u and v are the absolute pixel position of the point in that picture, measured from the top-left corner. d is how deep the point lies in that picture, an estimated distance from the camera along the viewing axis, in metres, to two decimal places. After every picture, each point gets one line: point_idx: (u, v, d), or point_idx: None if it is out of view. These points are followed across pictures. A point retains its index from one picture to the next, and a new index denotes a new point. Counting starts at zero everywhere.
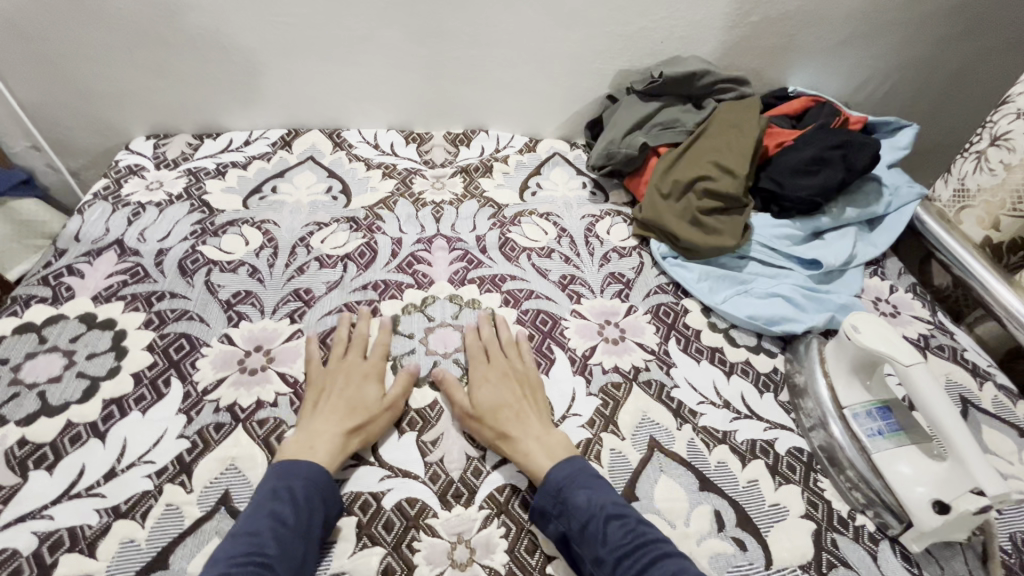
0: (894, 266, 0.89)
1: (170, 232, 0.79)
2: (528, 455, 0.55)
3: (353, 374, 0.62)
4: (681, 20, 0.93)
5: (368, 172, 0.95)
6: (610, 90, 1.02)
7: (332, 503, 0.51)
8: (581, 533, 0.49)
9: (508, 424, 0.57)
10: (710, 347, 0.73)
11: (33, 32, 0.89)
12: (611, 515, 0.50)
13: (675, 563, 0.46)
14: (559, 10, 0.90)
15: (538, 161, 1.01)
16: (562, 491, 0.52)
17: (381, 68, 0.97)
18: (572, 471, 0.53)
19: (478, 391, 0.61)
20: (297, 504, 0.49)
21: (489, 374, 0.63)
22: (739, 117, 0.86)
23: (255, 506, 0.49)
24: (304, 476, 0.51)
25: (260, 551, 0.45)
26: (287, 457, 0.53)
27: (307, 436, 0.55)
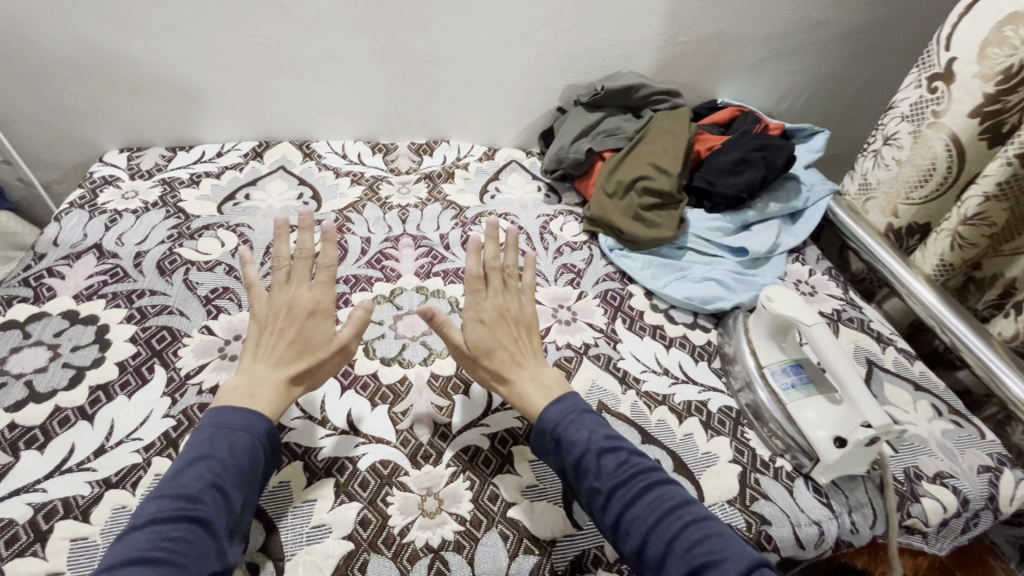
0: (813, 253, 1.01)
1: (147, 236, 0.83)
2: (524, 397, 0.61)
3: (300, 310, 0.63)
4: (619, 41, 1.04)
5: (337, 180, 1.02)
6: (560, 103, 1.12)
7: (269, 453, 0.55)
8: (579, 468, 0.55)
9: (507, 367, 0.63)
10: (652, 324, 0.82)
11: (7, 51, 0.93)
12: (604, 450, 0.55)
13: (664, 490, 0.53)
14: (509, 31, 1.00)
15: (496, 168, 1.10)
16: (557, 430, 0.57)
17: (347, 83, 1.04)
18: (564, 410, 0.59)
19: (476, 333, 0.64)
20: (234, 452, 0.52)
21: (484, 315, 0.66)
22: (671, 128, 0.98)
23: (181, 463, 0.50)
24: (243, 430, 0.54)
25: (191, 505, 0.47)
26: (225, 404, 0.56)
27: (248, 386, 0.58)
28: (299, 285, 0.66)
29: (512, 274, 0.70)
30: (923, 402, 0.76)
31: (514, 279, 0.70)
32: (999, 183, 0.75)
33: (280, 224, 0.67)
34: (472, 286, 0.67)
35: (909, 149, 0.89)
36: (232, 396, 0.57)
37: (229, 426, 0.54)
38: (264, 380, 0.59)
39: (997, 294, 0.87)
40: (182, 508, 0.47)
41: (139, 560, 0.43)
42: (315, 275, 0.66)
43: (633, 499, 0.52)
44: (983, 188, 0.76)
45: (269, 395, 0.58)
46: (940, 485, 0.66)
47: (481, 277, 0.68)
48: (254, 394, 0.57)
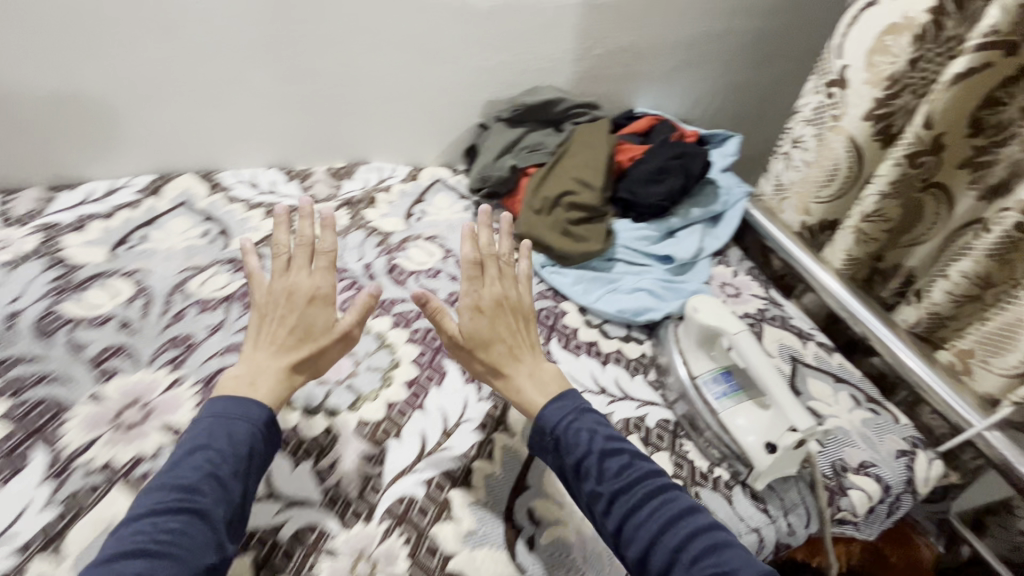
0: (735, 255, 1.05)
1: (23, 293, 0.74)
2: (521, 394, 0.62)
3: (300, 298, 0.63)
4: (535, 55, 1.04)
5: (248, 212, 0.94)
6: (481, 119, 1.10)
7: (268, 442, 0.56)
8: (580, 470, 0.55)
9: (504, 362, 0.63)
10: (587, 342, 0.81)
11: None
12: (607, 453, 0.56)
13: (668, 495, 0.53)
14: (422, 48, 0.97)
15: (421, 189, 1.06)
16: (557, 431, 0.58)
17: (252, 108, 0.97)
18: (564, 410, 0.59)
19: (472, 325, 0.64)
20: (232, 441, 0.52)
21: (479, 304, 0.65)
22: (593, 140, 0.99)
23: (179, 453, 0.51)
24: (245, 418, 0.54)
25: (190, 496, 0.48)
26: (227, 392, 0.56)
27: (249, 374, 0.58)
28: (299, 272, 0.66)
29: (511, 259, 0.71)
30: (843, 393, 0.80)
31: (510, 269, 0.70)
32: (891, 182, 0.79)
33: (279, 215, 0.66)
34: (470, 273, 0.66)
35: (815, 151, 0.95)
36: (231, 386, 0.57)
37: (229, 414, 0.54)
38: (265, 369, 0.59)
39: (899, 283, 0.93)
40: (180, 498, 0.47)
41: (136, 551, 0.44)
42: (314, 263, 0.67)
43: (637, 505, 0.52)
44: (878, 187, 0.81)
45: (271, 384, 0.58)
46: (864, 475, 0.69)
47: (478, 266, 0.67)
48: (255, 382, 0.58)
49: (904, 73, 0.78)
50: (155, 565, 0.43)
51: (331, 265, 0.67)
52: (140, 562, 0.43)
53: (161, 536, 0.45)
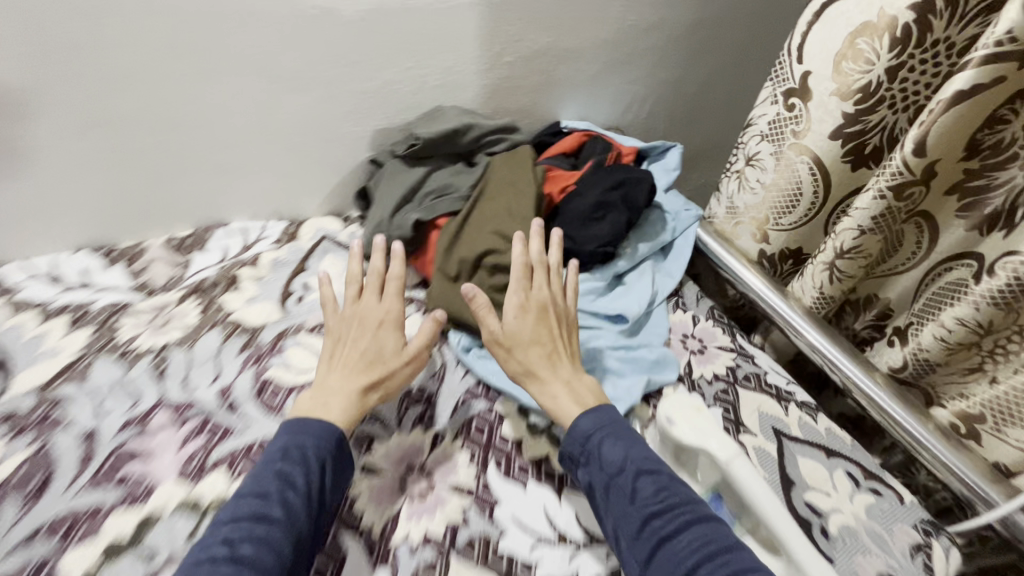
0: (692, 293, 0.89)
1: None
2: (556, 399, 0.63)
3: (372, 320, 0.65)
4: (430, 69, 0.81)
5: (44, 325, 0.67)
6: (373, 152, 0.87)
7: (338, 463, 0.55)
8: (614, 489, 0.54)
9: (541, 366, 0.64)
10: (534, 460, 0.63)
11: None
12: (643, 472, 0.54)
13: (708, 530, 0.50)
14: (274, 73, 0.73)
15: (301, 255, 0.82)
16: (593, 441, 0.58)
17: (34, 174, 0.69)
18: (602, 420, 0.59)
19: (513, 328, 0.66)
20: (306, 461, 0.52)
21: (525, 307, 0.68)
22: (515, 180, 0.79)
23: (258, 468, 0.51)
24: (315, 438, 0.54)
25: (264, 513, 0.47)
26: (302, 415, 0.57)
27: (322, 398, 0.59)
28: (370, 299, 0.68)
29: (558, 269, 0.72)
30: (839, 472, 0.68)
31: (557, 278, 0.72)
32: (874, 217, 0.65)
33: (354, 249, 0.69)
34: (518, 274, 0.69)
35: (773, 172, 0.79)
36: (307, 406, 0.58)
37: (301, 433, 0.54)
38: (338, 389, 0.60)
39: (876, 315, 0.80)
40: (255, 514, 0.47)
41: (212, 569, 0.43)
42: (382, 290, 0.68)
43: (672, 532, 0.50)
44: (857, 222, 0.67)
45: (343, 404, 0.58)
46: None
47: (526, 272, 0.70)
48: (327, 403, 0.58)
49: (881, 85, 0.64)
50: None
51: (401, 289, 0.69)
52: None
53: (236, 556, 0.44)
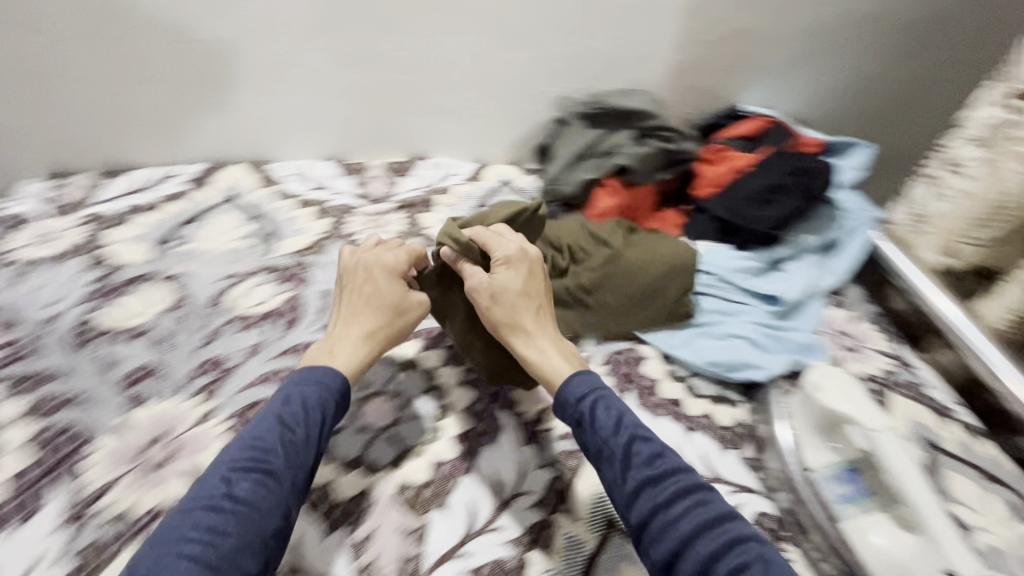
0: (855, 294, 0.88)
1: (64, 295, 0.70)
2: (544, 355, 0.60)
3: (373, 267, 0.63)
4: (630, 40, 0.88)
5: (298, 211, 0.86)
6: (558, 113, 0.94)
7: (337, 412, 0.54)
8: (606, 453, 0.52)
9: (524, 317, 0.61)
10: (669, 399, 0.68)
11: None
12: (636, 436, 0.52)
13: (703, 495, 0.49)
14: (501, 30, 0.83)
15: (485, 192, 0.94)
16: (585, 404, 0.55)
17: (310, 96, 0.88)
18: (591, 383, 0.57)
19: (499, 285, 0.61)
20: (306, 408, 0.52)
21: (515, 259, 0.63)
22: (562, 237, 0.76)
23: (262, 415, 0.51)
24: (318, 381, 0.54)
25: (264, 457, 0.48)
26: (307, 364, 0.57)
27: (327, 345, 0.59)
28: (372, 256, 0.65)
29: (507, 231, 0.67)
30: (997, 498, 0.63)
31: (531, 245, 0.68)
32: None
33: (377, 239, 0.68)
34: (481, 240, 0.64)
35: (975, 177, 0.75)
36: (312, 356, 0.58)
37: (307, 380, 0.54)
38: (343, 336, 0.60)
39: None
40: (254, 457, 0.48)
41: (209, 507, 0.45)
42: (400, 249, 0.67)
43: (666, 500, 0.48)
44: None
45: (347, 352, 0.58)
46: None
47: (494, 234, 0.66)
48: (332, 352, 0.58)
49: None
50: (228, 518, 0.44)
51: (411, 252, 0.67)
52: (208, 516, 0.44)
53: (232, 499, 0.45)
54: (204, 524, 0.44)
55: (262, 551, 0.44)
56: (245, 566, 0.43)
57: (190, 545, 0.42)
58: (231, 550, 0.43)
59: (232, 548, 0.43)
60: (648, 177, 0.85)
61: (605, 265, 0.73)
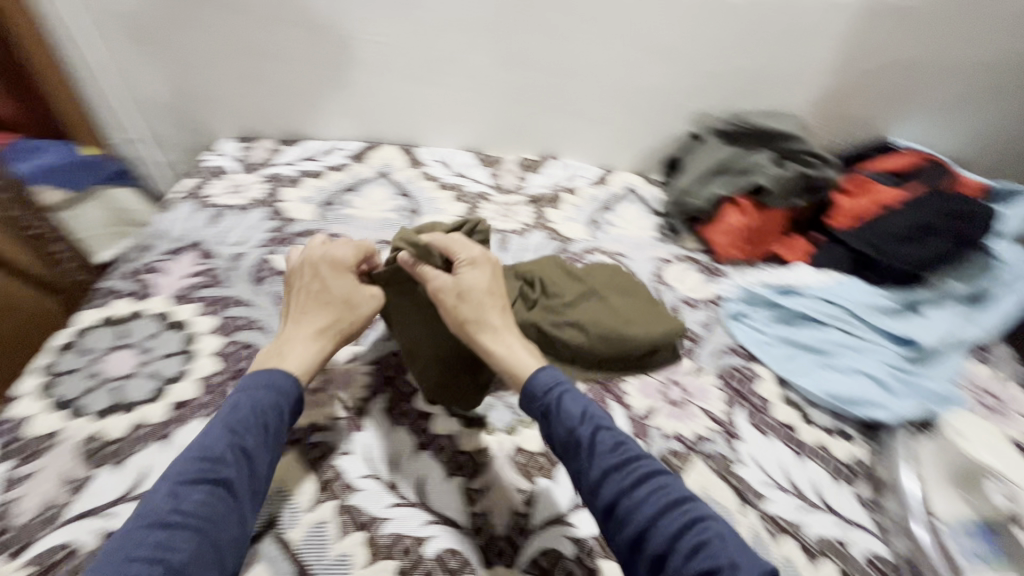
0: (1005, 353, 0.80)
1: (247, 238, 0.83)
2: (509, 349, 0.60)
3: (323, 265, 0.65)
4: (781, 63, 0.87)
5: (438, 193, 0.94)
6: (693, 127, 0.96)
7: (287, 419, 0.55)
8: (572, 441, 0.52)
9: (490, 314, 0.62)
10: (780, 422, 0.67)
11: (159, 38, 0.93)
12: (599, 425, 0.53)
13: (666, 481, 0.49)
14: (652, 44, 0.87)
15: (610, 197, 0.97)
16: (552, 396, 0.55)
17: (462, 90, 0.95)
18: (558, 377, 0.57)
19: (466, 280, 0.63)
20: (257, 413, 0.52)
21: (478, 261, 0.65)
22: (534, 271, 0.73)
23: (209, 427, 0.51)
24: (270, 386, 0.54)
25: (214, 467, 0.48)
26: (260, 366, 0.57)
27: (278, 346, 0.60)
28: (314, 255, 0.66)
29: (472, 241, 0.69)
30: None
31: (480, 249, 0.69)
32: None
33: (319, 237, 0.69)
34: (442, 245, 0.66)
35: None
36: (264, 356, 0.59)
37: (258, 386, 0.54)
38: (296, 335, 0.60)
39: None
40: (204, 469, 0.48)
41: (154, 523, 0.45)
42: (358, 248, 0.68)
43: (632, 485, 0.48)
44: None
45: (299, 351, 0.59)
46: None
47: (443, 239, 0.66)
48: (282, 352, 0.59)
49: None
50: (176, 534, 0.44)
51: (362, 248, 0.69)
52: (156, 533, 0.44)
53: (180, 513, 0.45)
54: (151, 541, 0.44)
55: (218, 559, 0.45)
56: None
57: (135, 564, 0.42)
58: (185, 562, 0.43)
59: (185, 560, 0.43)
60: (783, 201, 0.84)
61: (577, 299, 0.70)
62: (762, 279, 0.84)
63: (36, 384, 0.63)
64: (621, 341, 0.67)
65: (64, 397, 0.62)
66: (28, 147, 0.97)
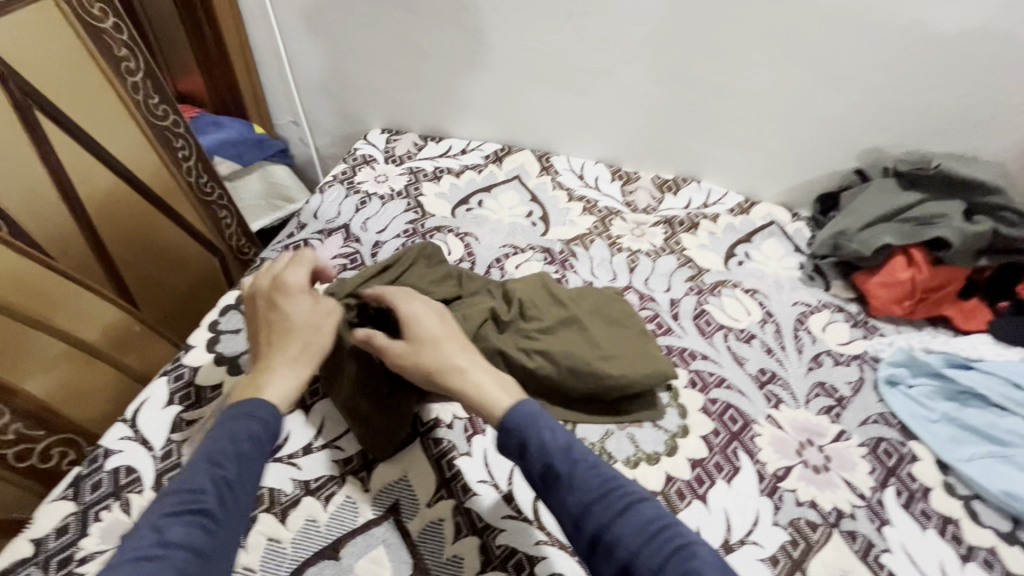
0: None
1: (387, 227, 0.88)
2: (479, 389, 0.53)
3: (272, 293, 0.59)
4: (986, 102, 0.77)
5: (569, 203, 0.93)
6: (860, 163, 0.87)
7: (271, 447, 0.50)
8: (550, 475, 0.46)
9: (455, 357, 0.55)
10: (941, 513, 0.59)
11: (332, 32, 1.00)
12: (575, 455, 0.47)
13: (652, 508, 0.44)
14: (830, 71, 0.80)
15: (752, 228, 0.89)
16: (524, 427, 0.49)
17: (609, 103, 0.93)
18: (531, 410, 0.51)
19: (421, 319, 0.58)
20: (235, 441, 0.48)
21: (428, 305, 0.60)
22: (521, 291, 0.70)
23: (191, 459, 0.47)
24: (252, 415, 0.50)
25: (196, 498, 0.44)
26: (235, 403, 0.52)
27: (251, 381, 0.54)
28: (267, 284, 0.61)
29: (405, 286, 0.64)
30: None
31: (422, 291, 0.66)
32: None
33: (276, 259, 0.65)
34: (387, 292, 0.61)
35: None
36: (237, 393, 0.53)
37: (238, 414, 0.50)
38: (265, 367, 0.54)
39: None
40: (187, 501, 0.43)
41: (135, 559, 0.40)
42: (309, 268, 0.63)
43: (615, 519, 0.44)
44: None
45: (278, 381, 0.53)
46: None
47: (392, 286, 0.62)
48: (259, 384, 0.53)
49: None
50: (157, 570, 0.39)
51: (313, 265, 0.64)
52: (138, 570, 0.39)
53: (165, 545, 0.41)
54: None
55: None
56: None
57: None
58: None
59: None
60: (966, 260, 0.74)
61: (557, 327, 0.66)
62: (925, 342, 0.74)
63: (203, 337, 0.70)
64: (596, 376, 0.62)
65: (225, 353, 0.68)
66: (211, 122, 1.11)
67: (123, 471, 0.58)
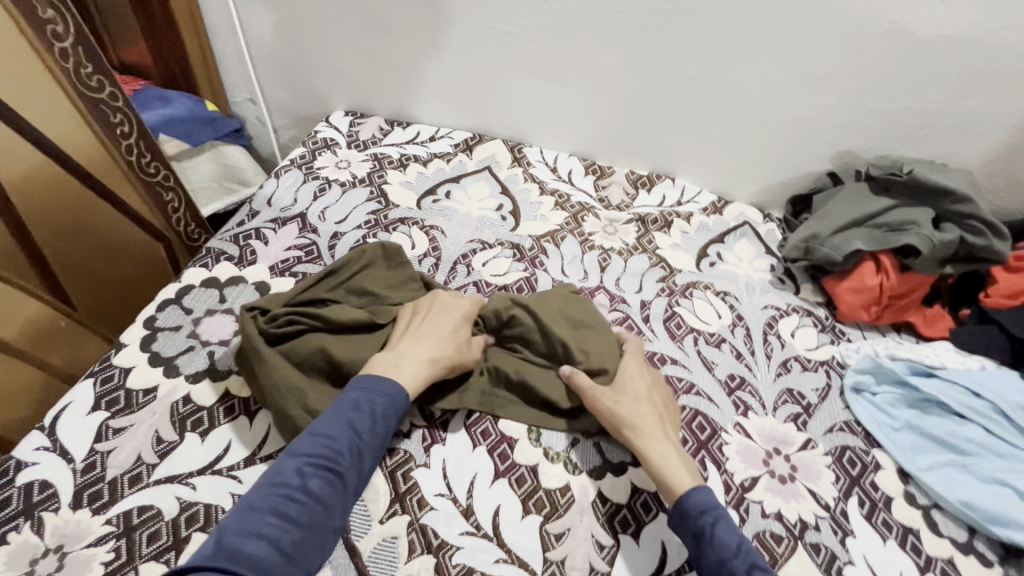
0: None
1: (347, 217, 0.82)
2: (663, 458, 0.54)
3: (449, 305, 0.64)
4: (958, 109, 0.76)
5: (541, 197, 0.90)
6: (833, 166, 0.86)
7: (398, 422, 0.55)
8: (724, 572, 0.47)
9: (652, 423, 0.57)
10: (902, 524, 0.59)
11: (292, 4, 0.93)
12: (755, 565, 0.47)
13: None
14: (808, 70, 0.78)
15: (724, 228, 0.88)
16: (705, 520, 0.50)
17: (584, 93, 0.90)
18: (714, 501, 0.52)
19: (635, 378, 0.60)
20: (375, 419, 0.52)
21: (657, 385, 0.61)
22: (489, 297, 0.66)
23: (333, 413, 0.52)
24: (386, 395, 0.54)
25: (334, 456, 0.49)
26: (373, 372, 0.56)
27: (394, 358, 0.57)
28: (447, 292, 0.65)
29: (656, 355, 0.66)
30: None
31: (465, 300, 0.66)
32: None
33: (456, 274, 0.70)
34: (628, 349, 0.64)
35: None
36: (379, 364, 0.57)
37: (377, 389, 0.54)
38: (410, 356, 0.58)
39: None
40: (327, 455, 0.49)
41: (283, 495, 0.46)
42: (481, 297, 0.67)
43: None
44: None
45: (413, 369, 0.57)
46: None
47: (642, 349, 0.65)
48: (400, 365, 0.57)
49: None
50: (295, 510, 0.46)
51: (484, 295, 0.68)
52: (285, 505, 0.46)
53: (306, 492, 0.47)
54: (280, 512, 0.45)
55: (322, 544, 0.47)
56: (304, 558, 0.45)
57: (264, 529, 0.44)
58: (301, 538, 0.45)
59: (299, 538, 0.45)
60: (932, 267, 0.74)
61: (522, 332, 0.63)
62: (890, 348, 0.73)
63: (137, 335, 0.64)
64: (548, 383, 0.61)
65: (161, 353, 0.63)
66: (156, 97, 1.02)
67: (37, 486, 0.52)
